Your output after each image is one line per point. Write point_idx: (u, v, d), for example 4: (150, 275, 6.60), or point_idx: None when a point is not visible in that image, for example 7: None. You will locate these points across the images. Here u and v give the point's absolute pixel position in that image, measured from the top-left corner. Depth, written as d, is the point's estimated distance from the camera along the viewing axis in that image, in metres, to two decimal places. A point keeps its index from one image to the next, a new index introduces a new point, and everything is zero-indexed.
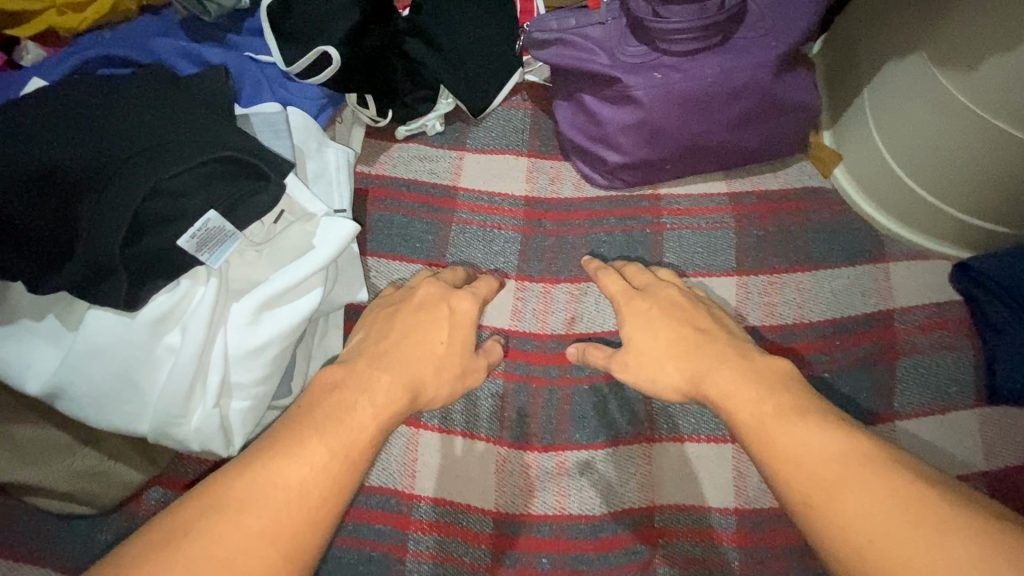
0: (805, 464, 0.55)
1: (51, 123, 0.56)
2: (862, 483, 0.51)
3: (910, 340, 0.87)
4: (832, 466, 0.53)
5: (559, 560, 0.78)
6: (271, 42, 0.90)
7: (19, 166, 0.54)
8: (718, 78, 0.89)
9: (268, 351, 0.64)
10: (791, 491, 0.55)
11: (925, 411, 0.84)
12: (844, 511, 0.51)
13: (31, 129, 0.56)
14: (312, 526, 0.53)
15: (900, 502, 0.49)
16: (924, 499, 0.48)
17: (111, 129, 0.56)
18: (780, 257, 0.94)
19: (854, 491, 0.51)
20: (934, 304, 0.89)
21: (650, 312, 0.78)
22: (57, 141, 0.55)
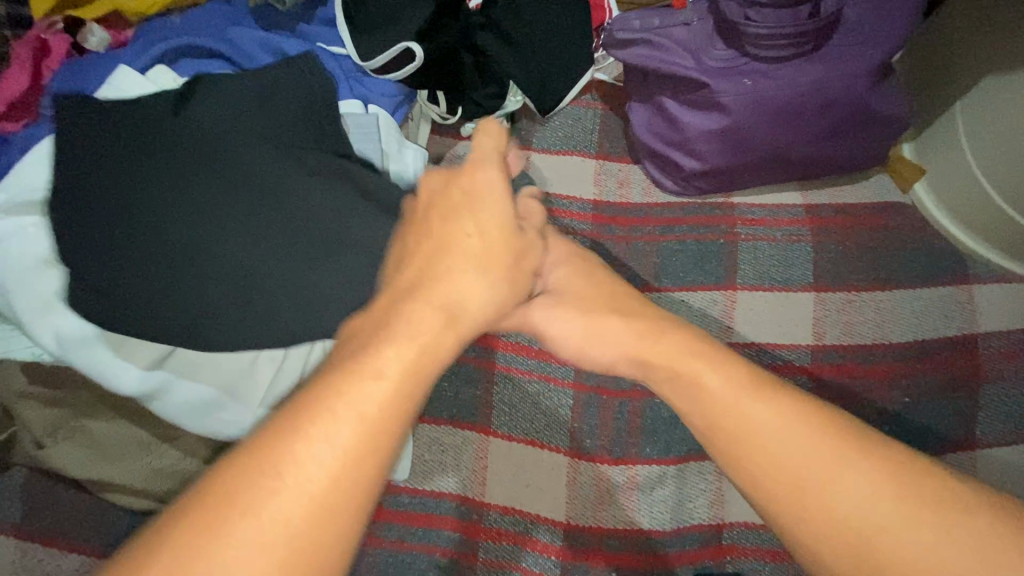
0: (790, 459, 0.47)
1: (163, 171, 0.64)
2: (824, 453, 0.46)
3: (993, 366, 0.85)
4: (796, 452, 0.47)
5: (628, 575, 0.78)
6: (345, 34, 0.88)
7: (150, 214, 0.64)
8: (811, 87, 0.86)
9: (300, 381, 0.62)
10: (767, 490, 0.47)
11: (1007, 440, 0.82)
12: (830, 506, 0.44)
13: (151, 179, 0.64)
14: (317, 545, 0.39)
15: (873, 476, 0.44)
16: (875, 467, 0.45)
17: (220, 177, 0.65)
18: (859, 275, 0.92)
19: (811, 467, 0.46)
20: (1019, 331, 0.87)
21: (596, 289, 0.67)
22: (177, 190, 0.64)
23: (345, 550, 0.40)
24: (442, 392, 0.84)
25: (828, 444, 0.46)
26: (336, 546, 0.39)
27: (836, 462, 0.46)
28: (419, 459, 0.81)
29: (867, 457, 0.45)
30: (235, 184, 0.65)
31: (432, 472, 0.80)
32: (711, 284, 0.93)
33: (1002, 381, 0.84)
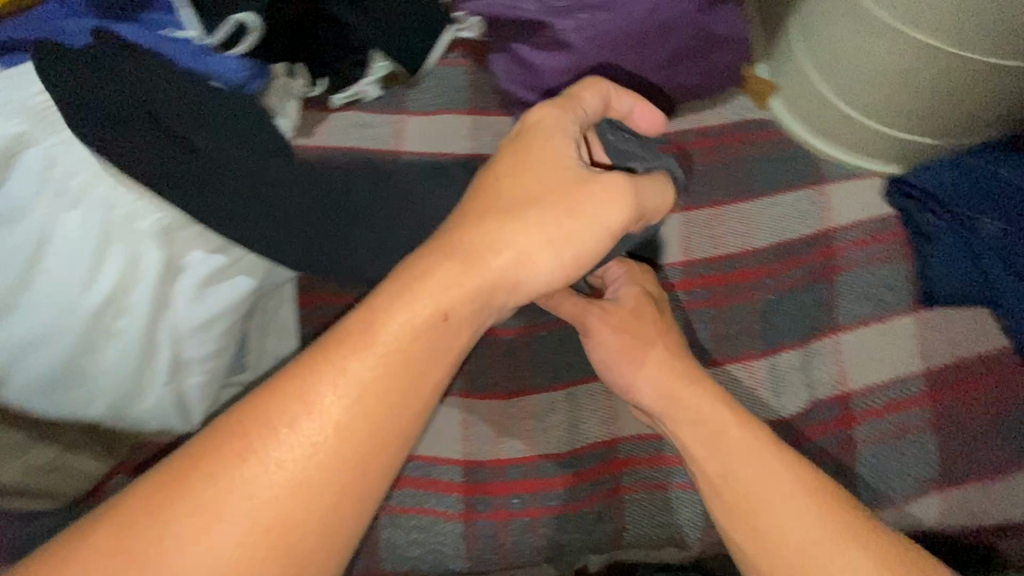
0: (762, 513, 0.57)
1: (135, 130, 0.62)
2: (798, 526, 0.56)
3: (847, 256, 0.91)
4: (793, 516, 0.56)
5: (530, 500, 0.81)
6: (181, 13, 0.85)
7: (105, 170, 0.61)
8: (647, 15, 0.89)
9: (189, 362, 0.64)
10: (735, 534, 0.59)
11: (865, 321, 0.88)
12: (787, 539, 0.55)
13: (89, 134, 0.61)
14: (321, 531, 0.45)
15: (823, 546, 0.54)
16: (845, 535, 0.54)
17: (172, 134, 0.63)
18: (724, 190, 0.97)
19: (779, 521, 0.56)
20: (868, 221, 0.94)
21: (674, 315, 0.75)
22: (123, 146, 0.61)
23: (342, 542, 0.46)
24: None
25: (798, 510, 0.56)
26: (317, 546, 0.45)
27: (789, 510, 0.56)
28: None
29: (818, 500, 0.56)
30: (200, 142, 0.63)
31: None
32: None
33: (857, 269, 0.91)
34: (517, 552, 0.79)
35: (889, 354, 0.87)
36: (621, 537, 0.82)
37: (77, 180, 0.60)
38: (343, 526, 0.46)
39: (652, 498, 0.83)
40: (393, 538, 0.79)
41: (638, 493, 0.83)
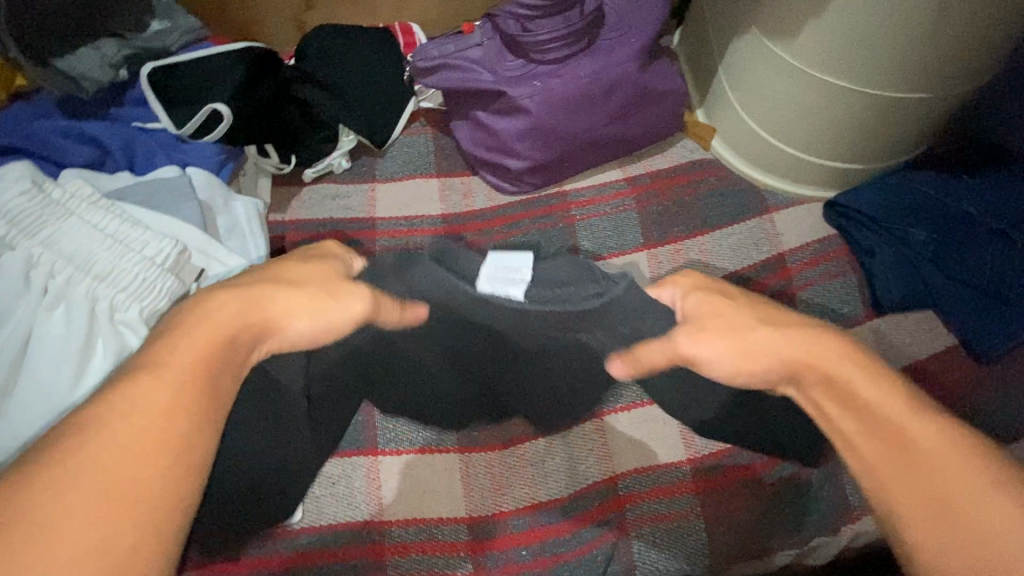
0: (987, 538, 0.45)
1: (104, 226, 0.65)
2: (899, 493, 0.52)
3: (802, 275, 0.99)
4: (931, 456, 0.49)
5: (539, 548, 0.80)
6: (156, 108, 0.90)
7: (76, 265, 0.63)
8: (593, 77, 0.98)
9: None
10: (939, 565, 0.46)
11: None
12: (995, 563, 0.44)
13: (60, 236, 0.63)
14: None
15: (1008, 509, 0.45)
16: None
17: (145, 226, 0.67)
18: (681, 225, 1.05)
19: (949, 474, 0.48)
20: (815, 242, 1.02)
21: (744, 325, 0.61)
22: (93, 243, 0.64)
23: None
24: None
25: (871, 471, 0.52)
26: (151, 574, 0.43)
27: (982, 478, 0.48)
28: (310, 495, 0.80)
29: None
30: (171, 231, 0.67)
31: (327, 505, 0.80)
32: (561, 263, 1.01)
33: (812, 286, 0.98)
34: None
35: None
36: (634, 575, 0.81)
37: (60, 274, 0.62)
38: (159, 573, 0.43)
39: (657, 531, 0.83)
40: None
41: (644, 526, 0.83)
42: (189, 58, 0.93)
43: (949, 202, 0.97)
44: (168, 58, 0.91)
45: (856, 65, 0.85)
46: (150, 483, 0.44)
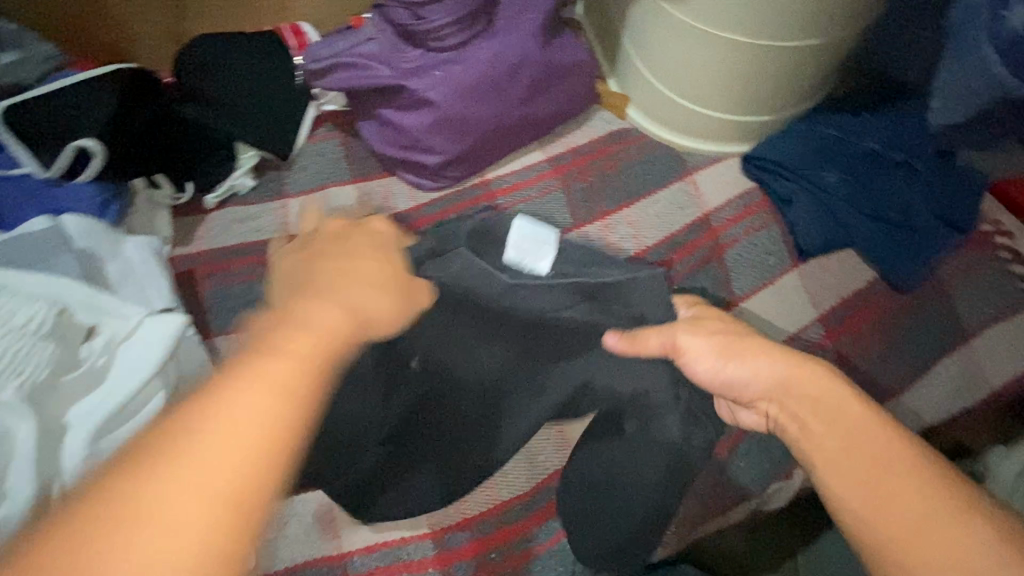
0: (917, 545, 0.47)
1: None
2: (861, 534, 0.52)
3: (728, 233, 1.00)
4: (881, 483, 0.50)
5: (508, 549, 0.80)
6: (17, 151, 0.81)
7: None
8: (495, 60, 0.95)
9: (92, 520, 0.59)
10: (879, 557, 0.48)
11: (756, 288, 0.97)
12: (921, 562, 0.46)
13: None
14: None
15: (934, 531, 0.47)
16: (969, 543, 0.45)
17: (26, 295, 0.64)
18: (606, 200, 1.04)
19: (908, 512, 0.48)
20: (738, 198, 1.04)
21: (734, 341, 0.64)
22: None
23: None
24: None
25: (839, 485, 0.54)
26: None
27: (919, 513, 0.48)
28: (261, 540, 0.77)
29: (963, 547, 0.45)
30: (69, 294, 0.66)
31: (284, 547, 0.78)
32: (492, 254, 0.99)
33: (739, 242, 1.00)
34: None
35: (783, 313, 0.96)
36: None
37: None
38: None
39: None
40: None
41: None
42: (46, 91, 0.84)
43: (853, 140, 1.01)
44: (20, 95, 0.82)
45: (748, 17, 0.85)
46: None
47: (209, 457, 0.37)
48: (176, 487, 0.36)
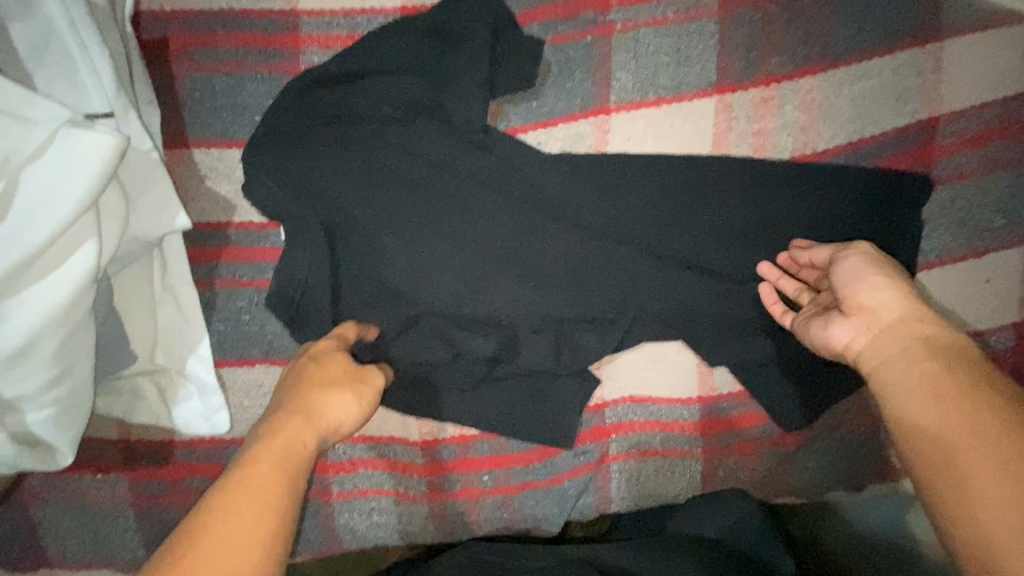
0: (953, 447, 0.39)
1: None
2: (1001, 466, 0.36)
3: (953, 159, 0.63)
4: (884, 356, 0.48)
5: (503, 476, 0.71)
6: None
7: None
8: None
9: (33, 380, 0.49)
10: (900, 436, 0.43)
11: (955, 259, 0.64)
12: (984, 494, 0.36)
13: None
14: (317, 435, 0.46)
15: (912, 342, 0.47)
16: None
17: None
18: (781, 54, 0.65)
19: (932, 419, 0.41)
20: (997, 103, 0.63)
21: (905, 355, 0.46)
22: None
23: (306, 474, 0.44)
24: (247, 326, 0.67)
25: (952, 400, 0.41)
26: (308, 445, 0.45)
27: (886, 328, 0.49)
28: (237, 405, 0.68)
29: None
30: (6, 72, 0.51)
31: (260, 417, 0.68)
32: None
33: (964, 179, 0.63)
34: (489, 526, 0.72)
35: (974, 305, 0.64)
36: (609, 508, 0.73)
37: None
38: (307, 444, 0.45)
39: (643, 467, 0.72)
40: (352, 524, 0.70)
41: (628, 462, 0.72)
42: None
43: None
44: None
45: None
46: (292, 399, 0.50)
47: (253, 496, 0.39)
48: (230, 566, 0.35)
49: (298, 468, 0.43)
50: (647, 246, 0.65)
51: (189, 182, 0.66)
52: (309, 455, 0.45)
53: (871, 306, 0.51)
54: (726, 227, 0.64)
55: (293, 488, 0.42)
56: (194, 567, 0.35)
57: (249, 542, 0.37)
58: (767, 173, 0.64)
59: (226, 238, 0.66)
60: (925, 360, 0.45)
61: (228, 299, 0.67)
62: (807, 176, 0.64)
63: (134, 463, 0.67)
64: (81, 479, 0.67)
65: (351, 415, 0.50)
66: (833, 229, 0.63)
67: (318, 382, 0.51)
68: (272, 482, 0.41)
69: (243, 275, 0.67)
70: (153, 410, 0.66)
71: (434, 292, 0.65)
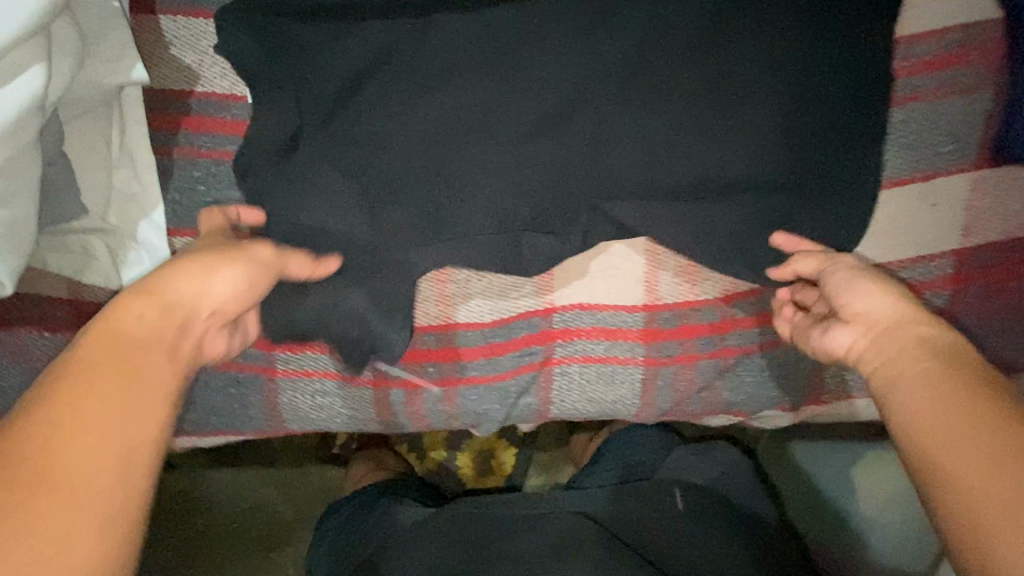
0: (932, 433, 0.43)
1: None
2: (981, 456, 0.40)
3: (908, 82, 0.64)
4: (902, 360, 0.50)
5: (447, 368, 0.72)
6: None
7: None
8: None
9: None
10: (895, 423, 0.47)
11: (902, 182, 0.65)
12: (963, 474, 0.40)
13: None
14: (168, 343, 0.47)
15: (905, 338, 0.52)
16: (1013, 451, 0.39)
17: None
18: None
19: (923, 417, 0.45)
20: (958, 28, 0.63)
21: (892, 354, 0.51)
22: None
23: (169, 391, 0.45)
24: (202, 197, 0.67)
25: (967, 394, 0.44)
26: (171, 371, 0.46)
27: (886, 332, 0.54)
28: None
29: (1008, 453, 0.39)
30: None
31: None
32: None
33: (917, 104, 0.64)
34: (431, 417, 0.74)
35: (916, 229, 0.66)
36: (548, 410, 0.75)
37: None
38: (152, 356, 0.45)
39: (585, 371, 0.73)
40: (296, 404, 0.71)
41: (571, 365, 0.73)
42: None
43: None
44: None
45: None
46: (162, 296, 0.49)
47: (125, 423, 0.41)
48: (89, 448, 0.39)
49: (133, 371, 0.43)
50: (621, 111, 0.62)
51: (151, 47, 0.66)
52: (134, 360, 0.44)
53: (863, 313, 0.56)
54: (697, 89, 0.61)
55: (124, 405, 0.41)
56: (56, 449, 0.38)
57: (96, 427, 0.40)
58: (768, 31, 0.60)
59: (187, 107, 0.67)
60: (927, 358, 0.49)
61: (184, 168, 0.67)
62: (805, 41, 0.61)
63: (83, 324, 0.68)
64: (29, 336, 0.68)
65: (204, 292, 0.51)
66: (813, 107, 0.62)
67: (179, 274, 0.50)
68: (106, 397, 0.41)
69: (202, 146, 0.67)
70: (104, 271, 0.66)
71: (386, 173, 0.63)
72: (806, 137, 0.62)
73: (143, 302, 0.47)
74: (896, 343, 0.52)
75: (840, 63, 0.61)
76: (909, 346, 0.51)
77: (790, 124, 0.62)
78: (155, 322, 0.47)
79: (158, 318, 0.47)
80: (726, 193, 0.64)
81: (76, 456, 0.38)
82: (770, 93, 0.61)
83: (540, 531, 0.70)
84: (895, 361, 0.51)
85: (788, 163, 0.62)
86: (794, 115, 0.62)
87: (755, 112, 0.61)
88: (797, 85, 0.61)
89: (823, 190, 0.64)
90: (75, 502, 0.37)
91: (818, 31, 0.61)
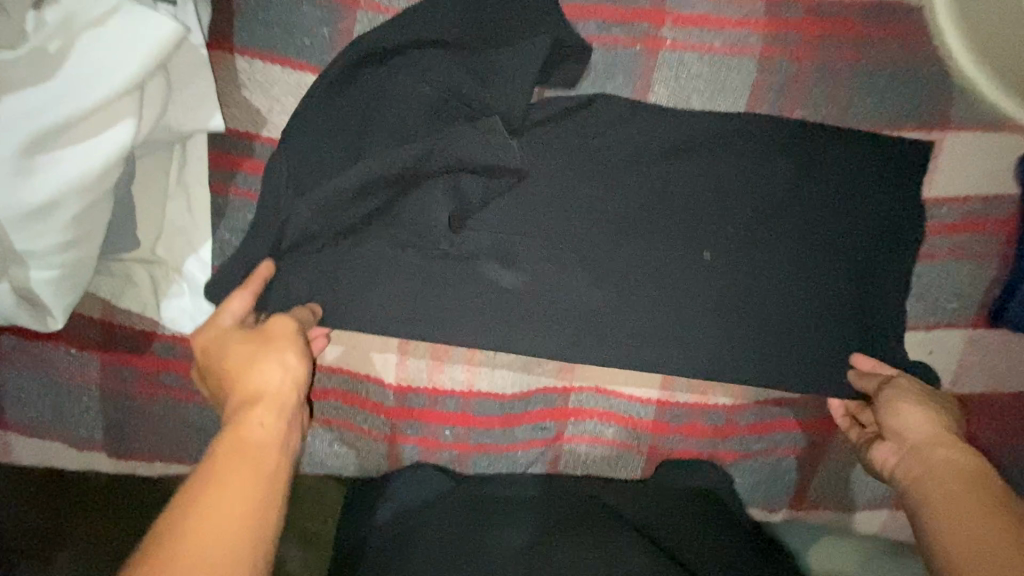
0: (964, 527, 0.47)
1: None
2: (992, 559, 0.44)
3: (928, 241, 0.70)
4: (942, 470, 0.53)
5: (464, 433, 0.75)
6: None
7: None
8: None
9: (43, 243, 0.50)
10: (933, 536, 0.49)
11: (912, 326, 0.71)
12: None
13: None
14: (274, 427, 0.48)
15: (937, 433, 0.57)
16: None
17: None
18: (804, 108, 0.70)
19: (958, 519, 0.48)
20: (979, 200, 0.70)
21: (938, 452, 0.55)
22: None
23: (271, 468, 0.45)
24: None
25: (976, 506, 0.48)
26: (253, 439, 0.46)
27: (915, 450, 0.57)
28: None
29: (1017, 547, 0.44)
30: None
31: None
32: (623, 104, 0.67)
33: (932, 261, 0.71)
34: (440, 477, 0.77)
35: None
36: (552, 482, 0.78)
37: None
38: (253, 446, 0.45)
39: (591, 451, 0.78)
40: (313, 447, 0.74)
41: (579, 444, 0.77)
42: None
43: None
44: None
45: None
46: (263, 369, 0.51)
47: (217, 516, 0.39)
48: (200, 550, 0.37)
49: (238, 451, 0.44)
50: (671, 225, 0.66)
51: (226, 85, 0.66)
52: (252, 445, 0.45)
53: (904, 427, 0.59)
54: (708, 261, 0.66)
55: (252, 500, 0.42)
56: (193, 494, 0.41)
57: (210, 528, 0.39)
58: (785, 182, 0.66)
59: (250, 151, 0.67)
60: (966, 480, 0.51)
61: (238, 209, 0.68)
62: (818, 224, 0.66)
63: (111, 346, 0.68)
64: (56, 350, 0.68)
65: (284, 372, 0.52)
66: (799, 311, 0.66)
67: (244, 362, 0.52)
68: (216, 501, 0.40)
69: (258, 189, 0.68)
70: (142, 299, 0.67)
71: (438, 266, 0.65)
72: (815, 293, 0.66)
73: (255, 378, 0.51)
74: (926, 435, 0.57)
75: (855, 236, 0.66)
76: (948, 446, 0.55)
77: (782, 322, 0.66)
78: (263, 418, 0.48)
79: (256, 405, 0.49)
80: (739, 330, 0.66)
81: (225, 518, 0.40)
82: (789, 238, 0.66)
83: (535, 514, 0.63)
84: (931, 473, 0.54)
85: (795, 306, 0.66)
86: (787, 314, 0.66)
87: (771, 253, 0.66)
88: (812, 235, 0.66)
89: (834, 337, 0.66)
90: (208, 537, 0.38)
91: (833, 205, 0.66)
